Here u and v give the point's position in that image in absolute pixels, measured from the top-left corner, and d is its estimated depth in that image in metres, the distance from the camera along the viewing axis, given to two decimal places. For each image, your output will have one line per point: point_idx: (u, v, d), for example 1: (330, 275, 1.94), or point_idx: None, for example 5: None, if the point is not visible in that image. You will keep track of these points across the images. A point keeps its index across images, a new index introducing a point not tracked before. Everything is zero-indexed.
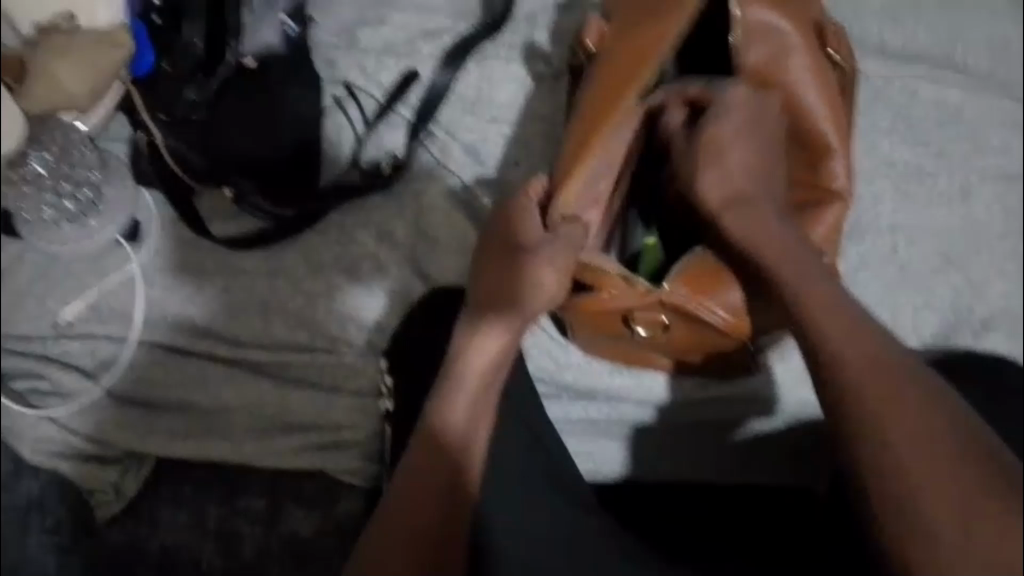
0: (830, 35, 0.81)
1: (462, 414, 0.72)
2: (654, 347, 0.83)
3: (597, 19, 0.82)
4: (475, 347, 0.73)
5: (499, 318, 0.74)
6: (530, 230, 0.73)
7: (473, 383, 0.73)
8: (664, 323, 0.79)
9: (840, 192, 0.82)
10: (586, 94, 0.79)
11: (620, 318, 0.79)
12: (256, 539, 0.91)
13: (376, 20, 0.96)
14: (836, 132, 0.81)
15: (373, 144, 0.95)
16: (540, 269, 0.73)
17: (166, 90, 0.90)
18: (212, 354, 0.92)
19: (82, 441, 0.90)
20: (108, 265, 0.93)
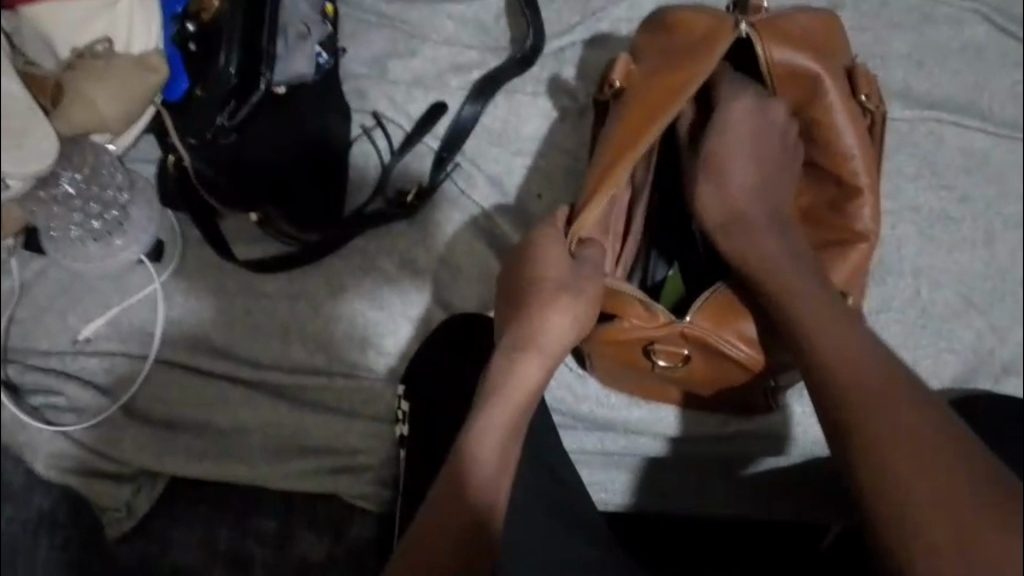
0: (862, 77, 0.81)
1: (489, 452, 0.68)
2: (671, 379, 0.84)
3: (623, 56, 0.81)
4: (501, 381, 0.72)
5: (526, 351, 0.73)
6: (557, 260, 0.75)
7: (499, 422, 0.70)
8: (684, 356, 0.79)
9: (867, 234, 0.82)
10: (614, 128, 0.79)
11: (641, 350, 0.79)
12: (267, 561, 0.90)
13: (406, 53, 0.98)
14: (866, 174, 0.81)
15: (398, 173, 0.96)
16: (563, 302, 0.74)
17: (198, 117, 0.86)
18: (230, 376, 0.92)
19: (98, 458, 0.90)
20: (130, 283, 0.94)
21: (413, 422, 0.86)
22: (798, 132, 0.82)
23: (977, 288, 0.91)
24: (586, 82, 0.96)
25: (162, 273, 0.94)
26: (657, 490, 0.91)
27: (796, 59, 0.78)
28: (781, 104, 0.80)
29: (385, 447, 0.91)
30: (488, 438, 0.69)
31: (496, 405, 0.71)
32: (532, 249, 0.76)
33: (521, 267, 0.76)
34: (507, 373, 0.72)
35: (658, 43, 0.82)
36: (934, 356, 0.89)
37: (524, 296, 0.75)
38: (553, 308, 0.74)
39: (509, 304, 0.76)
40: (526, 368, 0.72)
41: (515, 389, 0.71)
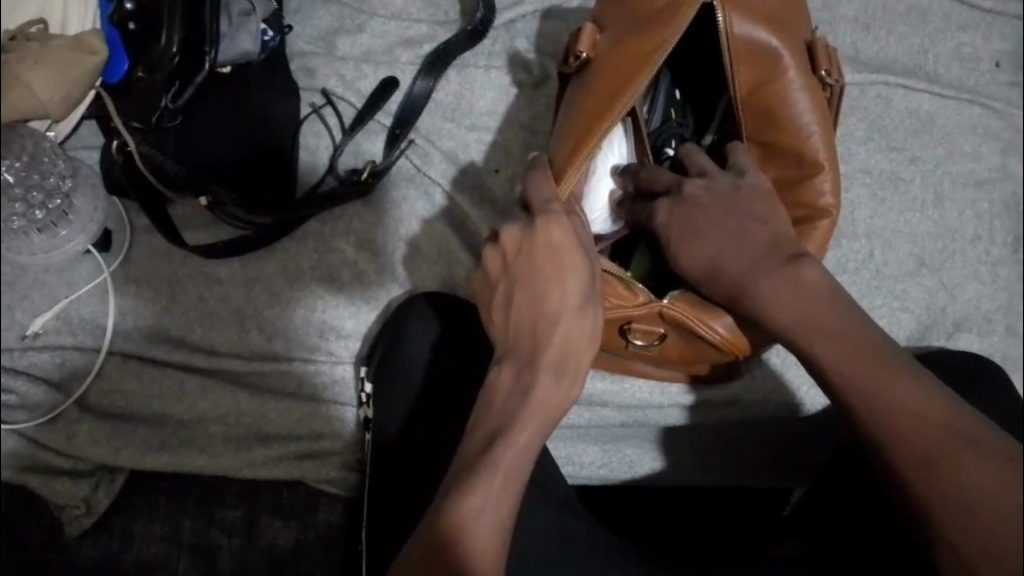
0: (821, 55, 0.82)
1: (490, 491, 0.63)
2: (649, 357, 0.83)
3: (589, 27, 0.81)
4: (525, 408, 0.66)
5: (549, 373, 0.66)
6: (575, 261, 0.66)
7: (514, 454, 0.65)
8: (660, 334, 0.80)
9: (827, 209, 0.81)
10: (576, 100, 0.80)
11: (618, 329, 0.80)
12: (233, 550, 0.88)
13: (355, 29, 0.96)
14: (825, 148, 0.80)
15: (351, 151, 0.94)
16: (584, 315, 0.66)
17: (144, 96, 0.84)
18: (186, 364, 0.90)
19: (55, 455, 0.87)
20: (79, 274, 0.91)
21: (378, 405, 0.86)
22: (754, 113, 0.81)
23: (929, 248, 0.93)
24: (540, 53, 0.96)
25: (110, 262, 0.91)
26: (636, 457, 0.92)
27: (756, 32, 0.78)
28: (739, 80, 0.80)
29: (349, 434, 0.91)
30: (494, 475, 0.64)
31: (505, 430, 0.66)
32: (549, 241, 0.66)
33: (538, 263, 0.66)
34: (536, 388, 0.66)
35: (620, 10, 0.82)
36: (888, 316, 0.91)
37: (543, 302, 0.66)
38: (575, 317, 0.66)
39: (522, 302, 0.67)
40: (554, 385, 0.66)
41: (534, 409, 0.66)
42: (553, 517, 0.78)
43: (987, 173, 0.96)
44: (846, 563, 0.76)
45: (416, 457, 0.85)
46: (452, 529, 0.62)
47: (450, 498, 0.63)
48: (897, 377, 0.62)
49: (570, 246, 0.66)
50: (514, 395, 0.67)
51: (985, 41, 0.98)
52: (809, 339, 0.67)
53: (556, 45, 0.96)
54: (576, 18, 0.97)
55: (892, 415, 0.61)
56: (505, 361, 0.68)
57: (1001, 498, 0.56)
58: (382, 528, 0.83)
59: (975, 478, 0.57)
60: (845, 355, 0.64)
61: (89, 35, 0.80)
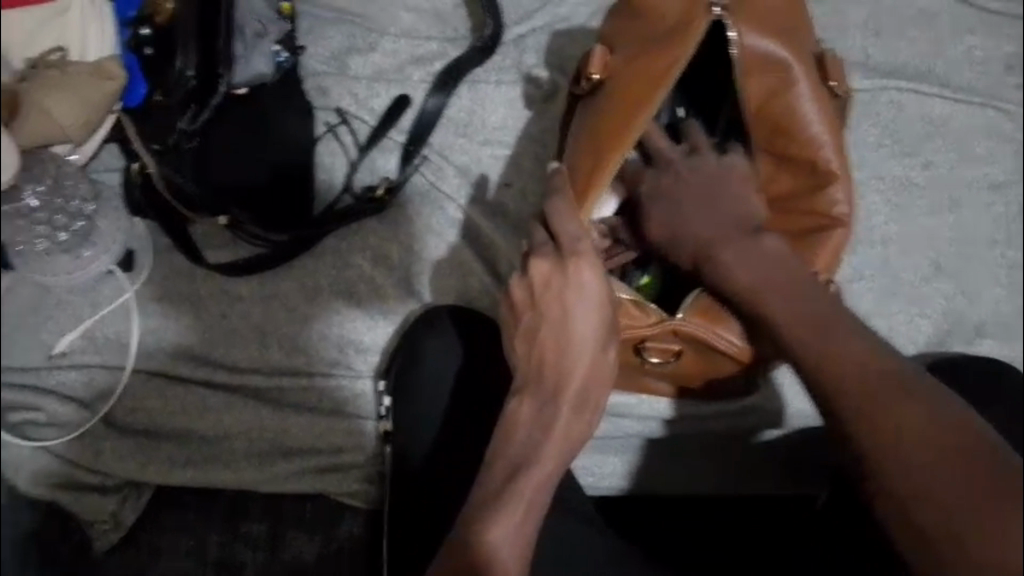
0: (830, 67, 0.82)
1: (512, 525, 0.66)
2: (667, 372, 0.84)
3: (600, 48, 0.82)
4: (546, 440, 0.67)
5: (574, 407, 0.67)
6: (601, 295, 0.66)
7: (535, 487, 0.67)
8: (675, 351, 0.80)
9: (841, 218, 0.82)
10: (588, 119, 0.81)
11: (632, 348, 0.80)
12: (258, 563, 0.89)
13: (366, 47, 0.97)
14: (837, 158, 0.81)
15: (366, 168, 0.95)
16: (605, 351, 0.67)
17: (159, 119, 0.87)
18: (209, 381, 0.92)
19: (83, 473, 0.90)
20: (103, 294, 0.93)
21: (397, 418, 0.87)
22: (765, 127, 0.81)
23: (945, 253, 0.93)
24: (549, 67, 0.97)
25: (133, 281, 0.93)
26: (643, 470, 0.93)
27: (768, 45, 0.78)
28: (751, 95, 0.79)
29: (370, 446, 0.92)
30: (517, 507, 0.66)
31: (528, 464, 0.67)
32: (579, 284, 0.65)
33: (566, 304, 0.65)
34: (557, 425, 0.67)
35: (629, 28, 0.82)
36: (905, 323, 0.90)
37: (567, 340, 0.66)
38: (597, 354, 0.67)
39: (547, 338, 0.67)
40: (574, 421, 0.68)
41: (556, 444, 0.67)
42: (572, 529, 0.79)
43: (1002, 176, 0.95)
44: (846, 564, 0.79)
45: (433, 470, 0.86)
46: (477, 559, 0.65)
47: (475, 529, 0.65)
48: (905, 391, 0.61)
49: (598, 286, 0.65)
50: (535, 428, 0.68)
51: (997, 43, 0.97)
52: (811, 344, 0.66)
53: (565, 58, 0.97)
54: (585, 32, 0.98)
55: (831, 356, 0.65)
56: (526, 394, 0.68)
57: (931, 430, 0.59)
58: (403, 545, 0.84)
59: (905, 410, 0.60)
60: (852, 364, 0.63)
61: (108, 60, 0.81)
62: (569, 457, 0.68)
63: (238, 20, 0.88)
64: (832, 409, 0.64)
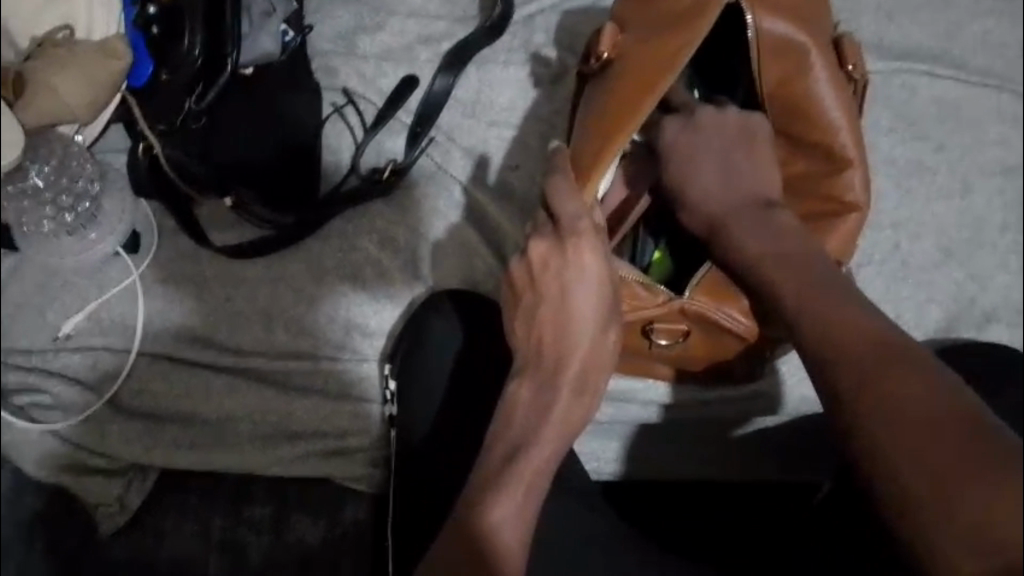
0: (848, 50, 0.80)
1: (510, 506, 0.64)
2: (676, 356, 0.83)
3: (611, 27, 0.81)
4: (543, 422, 0.66)
5: (574, 389, 0.67)
6: (598, 274, 0.65)
7: (535, 467, 0.65)
8: (683, 332, 0.80)
9: (858, 204, 0.80)
10: (597, 97, 0.80)
11: (641, 329, 0.80)
12: (262, 546, 0.89)
13: (374, 28, 0.96)
14: (853, 144, 0.80)
15: (373, 150, 0.95)
16: (604, 334, 0.67)
17: (166, 100, 0.85)
18: (214, 363, 0.91)
19: (86, 454, 0.89)
20: (109, 276, 0.92)
21: (401, 402, 0.86)
22: (781, 110, 0.80)
23: (956, 239, 0.92)
24: (559, 48, 0.96)
25: (138, 264, 0.92)
26: (656, 456, 0.93)
27: (785, 29, 0.76)
28: (767, 79, 0.78)
29: (375, 431, 0.91)
30: (515, 486, 0.64)
31: (526, 446, 0.66)
32: (578, 263, 0.65)
33: (565, 284, 0.65)
34: (555, 408, 0.66)
35: (642, 8, 0.81)
36: (916, 309, 0.89)
37: (566, 321, 0.66)
38: (596, 334, 0.67)
39: (548, 315, 0.67)
40: (573, 404, 0.67)
41: (556, 426, 0.66)
42: (577, 512, 0.79)
43: (1016, 160, 0.95)
44: (846, 564, 0.76)
45: (434, 456, 0.84)
46: (476, 536, 0.63)
47: (474, 508, 0.64)
48: (907, 361, 0.59)
49: (597, 266, 0.65)
50: (534, 410, 0.67)
51: (1010, 26, 0.96)
52: (823, 323, 0.65)
53: (574, 38, 0.96)
54: (595, 13, 0.97)
55: (834, 338, 0.64)
56: (526, 376, 0.68)
57: (930, 405, 0.56)
58: (403, 525, 0.84)
59: (905, 387, 0.58)
60: (858, 337, 0.62)
61: (114, 39, 0.80)
62: (570, 439, 0.67)
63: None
64: (831, 381, 0.62)
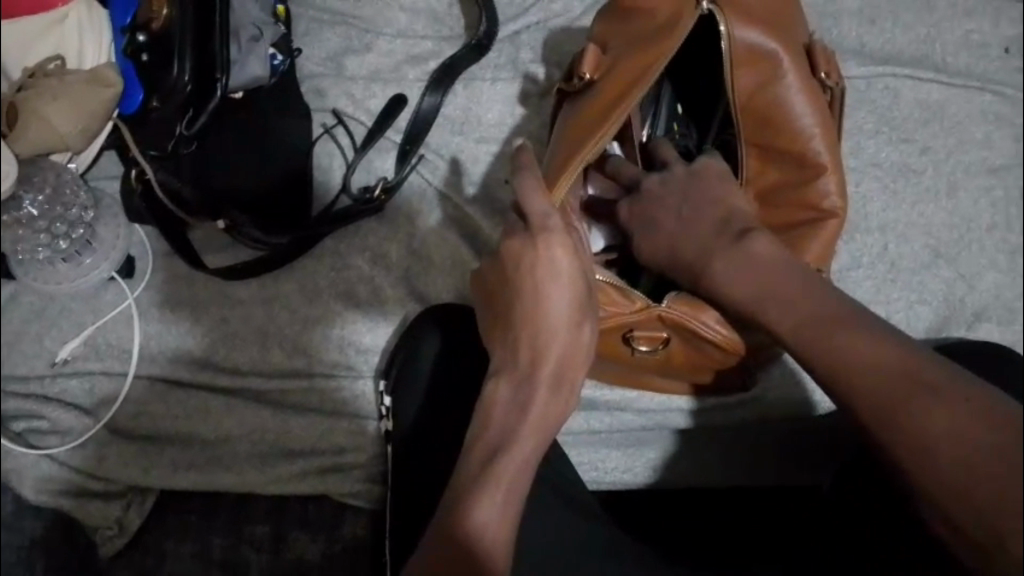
0: (819, 57, 0.82)
1: (494, 503, 0.64)
2: (662, 364, 0.84)
3: (592, 48, 0.82)
4: (522, 420, 0.67)
5: (552, 382, 0.67)
6: (569, 269, 0.66)
7: (516, 467, 0.65)
8: (664, 338, 0.80)
9: (834, 210, 0.81)
10: (579, 114, 0.80)
11: (621, 337, 0.80)
12: (263, 565, 0.90)
13: (363, 49, 0.97)
14: (827, 150, 0.80)
15: (363, 170, 0.96)
16: (580, 327, 0.67)
17: (156, 128, 0.86)
18: (213, 385, 0.92)
19: (86, 478, 0.89)
20: (105, 300, 0.93)
21: (395, 416, 0.87)
22: (753, 118, 0.81)
23: (944, 239, 0.92)
24: (544, 63, 0.97)
25: (134, 288, 0.93)
26: (662, 466, 0.93)
27: (758, 37, 0.78)
28: (741, 87, 0.79)
29: (372, 446, 0.91)
30: (497, 484, 0.64)
31: (505, 445, 0.66)
32: (548, 259, 0.65)
33: (539, 282, 0.66)
34: (534, 403, 0.67)
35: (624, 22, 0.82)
36: (906, 310, 0.90)
37: (540, 317, 0.66)
38: (571, 327, 0.67)
39: (523, 313, 0.67)
40: (551, 399, 0.67)
41: (536, 421, 0.66)
42: (572, 519, 0.79)
43: (1001, 160, 0.95)
44: (846, 564, 0.76)
45: (427, 460, 0.84)
46: (459, 533, 0.62)
47: (457, 508, 0.64)
48: (930, 377, 0.56)
49: (570, 264, 0.66)
50: (513, 410, 0.67)
51: (992, 27, 0.97)
52: (828, 346, 0.62)
53: (560, 53, 0.97)
54: (581, 27, 0.98)
55: (844, 371, 0.60)
56: (503, 376, 0.68)
57: (971, 439, 0.53)
58: (397, 537, 0.84)
59: (935, 417, 0.55)
60: (869, 356, 0.59)
61: (103, 67, 0.81)
62: (550, 433, 0.68)
63: (233, 25, 0.88)
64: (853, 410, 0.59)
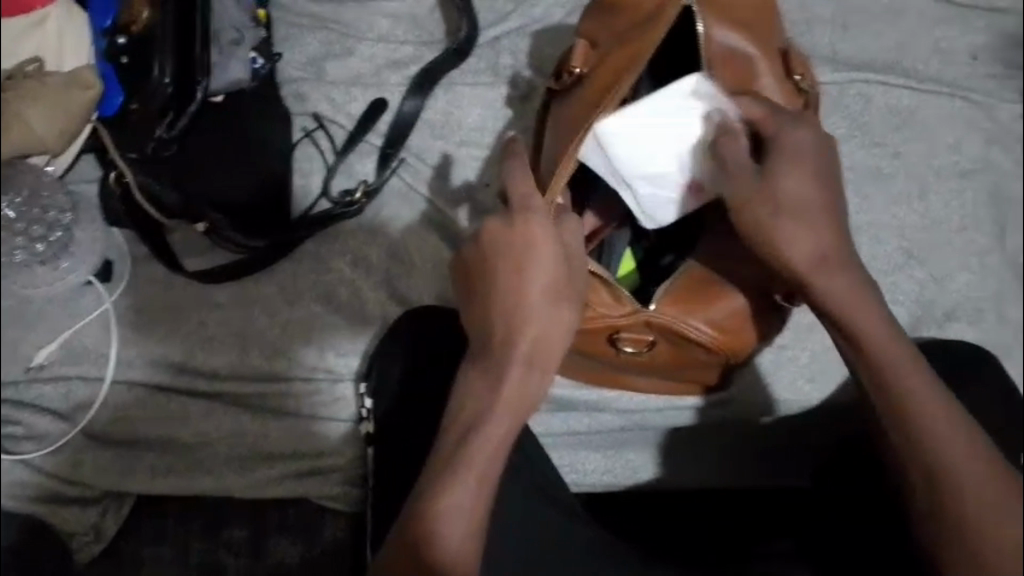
0: (797, 62, 0.82)
1: (463, 488, 0.66)
2: (642, 364, 0.85)
3: (580, 45, 0.83)
4: (495, 403, 0.68)
5: (526, 363, 0.68)
6: (543, 247, 0.68)
7: (488, 449, 0.67)
8: (649, 342, 0.81)
9: None
10: (572, 114, 0.81)
11: (606, 337, 0.80)
12: (242, 569, 0.89)
13: (343, 53, 0.98)
14: None
15: (344, 173, 0.96)
16: (559, 308, 0.69)
17: (137, 130, 0.86)
18: (191, 388, 0.91)
19: (62, 485, 0.89)
20: (83, 305, 0.92)
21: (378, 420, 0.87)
22: None
23: (916, 241, 0.94)
24: (524, 68, 0.98)
25: (112, 292, 0.93)
26: (635, 468, 0.94)
27: (731, 38, 0.80)
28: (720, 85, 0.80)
29: (350, 450, 0.91)
30: (468, 470, 0.66)
31: (476, 427, 0.68)
32: (523, 240, 0.68)
33: (514, 263, 0.68)
34: (506, 385, 0.68)
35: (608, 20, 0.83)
36: None
37: (512, 296, 0.68)
38: (547, 308, 0.68)
39: (500, 292, 0.68)
40: (524, 380, 0.68)
41: (508, 403, 0.68)
42: (553, 516, 0.78)
43: (969, 164, 0.97)
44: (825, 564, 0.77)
45: (411, 460, 0.84)
46: (428, 520, 0.65)
47: (427, 494, 0.66)
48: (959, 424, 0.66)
49: (546, 245, 0.68)
50: (487, 391, 0.68)
51: (963, 34, 0.99)
52: (877, 355, 0.68)
53: (540, 58, 0.98)
54: (560, 31, 0.99)
55: (898, 372, 0.68)
56: (477, 359, 0.70)
57: (983, 481, 0.64)
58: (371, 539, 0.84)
59: (954, 445, 0.65)
60: (915, 380, 0.67)
61: (85, 70, 0.81)
62: (526, 412, 0.69)
63: (215, 27, 0.89)
64: (895, 416, 0.67)
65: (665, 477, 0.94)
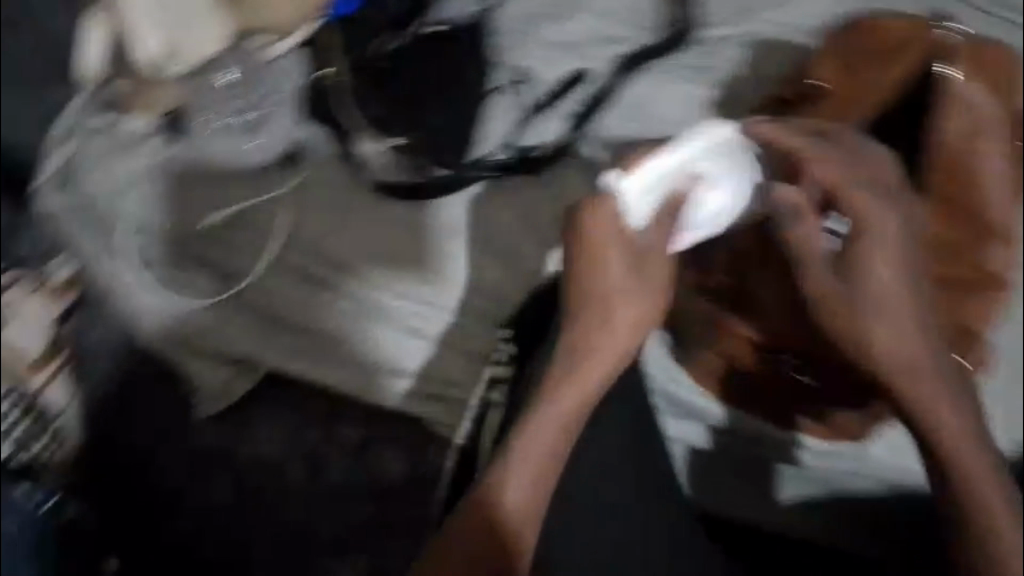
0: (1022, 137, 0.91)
1: (524, 469, 0.73)
2: (797, 389, 0.90)
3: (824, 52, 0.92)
4: (553, 389, 0.75)
5: (580, 352, 0.76)
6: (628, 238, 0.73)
7: (552, 427, 0.74)
8: (806, 373, 0.87)
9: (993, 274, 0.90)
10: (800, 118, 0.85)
11: (758, 355, 0.89)
12: (344, 468, 0.93)
13: (561, 19, 1.02)
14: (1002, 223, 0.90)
15: (532, 130, 0.99)
16: (617, 306, 0.75)
17: (360, 35, 0.96)
18: (340, 287, 0.94)
19: (202, 338, 0.93)
20: (263, 181, 0.95)
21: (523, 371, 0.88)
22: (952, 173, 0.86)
23: None
24: (733, 75, 1.00)
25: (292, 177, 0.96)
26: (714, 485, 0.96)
27: (977, 97, 0.86)
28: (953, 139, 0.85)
29: (471, 386, 0.94)
30: (524, 455, 0.74)
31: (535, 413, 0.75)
32: (597, 218, 0.72)
33: (600, 260, 0.74)
34: (563, 364, 0.76)
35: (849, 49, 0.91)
36: None
37: (585, 289, 0.75)
38: (625, 306, 0.75)
39: (589, 286, 0.75)
40: (592, 354, 0.76)
41: (574, 391, 0.76)
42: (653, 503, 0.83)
43: None
44: None
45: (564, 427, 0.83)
46: (490, 496, 0.72)
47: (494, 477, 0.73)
48: (1000, 502, 0.72)
49: (624, 236, 0.73)
50: (558, 378, 0.76)
51: None
52: (936, 422, 0.73)
53: (751, 69, 1.00)
54: (777, 50, 1.01)
55: (974, 474, 0.72)
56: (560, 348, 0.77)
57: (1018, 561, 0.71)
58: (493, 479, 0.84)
59: (1014, 541, 0.71)
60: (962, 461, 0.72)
61: None
62: (593, 394, 0.76)
63: None
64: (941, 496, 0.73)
65: (738, 497, 0.95)
